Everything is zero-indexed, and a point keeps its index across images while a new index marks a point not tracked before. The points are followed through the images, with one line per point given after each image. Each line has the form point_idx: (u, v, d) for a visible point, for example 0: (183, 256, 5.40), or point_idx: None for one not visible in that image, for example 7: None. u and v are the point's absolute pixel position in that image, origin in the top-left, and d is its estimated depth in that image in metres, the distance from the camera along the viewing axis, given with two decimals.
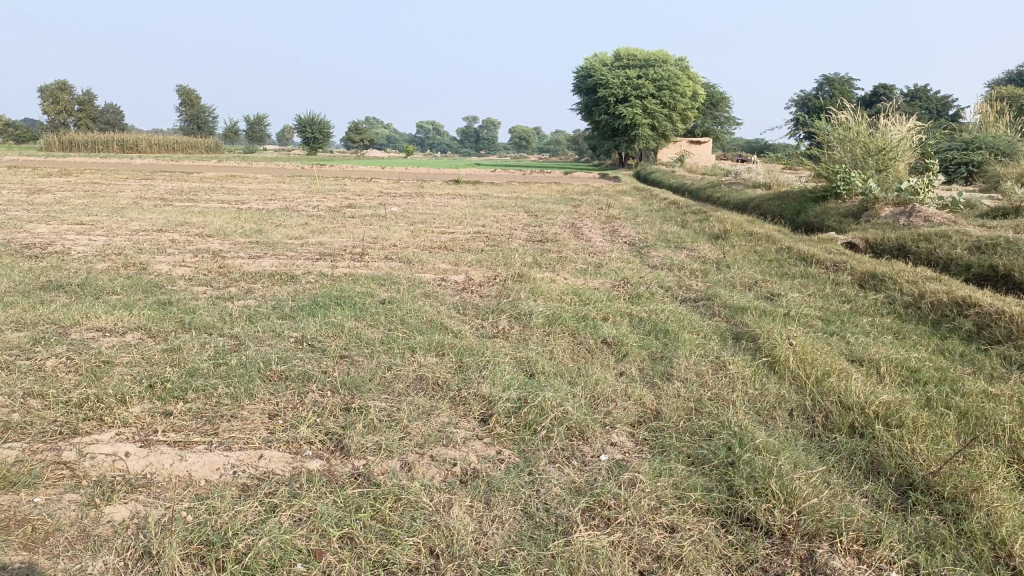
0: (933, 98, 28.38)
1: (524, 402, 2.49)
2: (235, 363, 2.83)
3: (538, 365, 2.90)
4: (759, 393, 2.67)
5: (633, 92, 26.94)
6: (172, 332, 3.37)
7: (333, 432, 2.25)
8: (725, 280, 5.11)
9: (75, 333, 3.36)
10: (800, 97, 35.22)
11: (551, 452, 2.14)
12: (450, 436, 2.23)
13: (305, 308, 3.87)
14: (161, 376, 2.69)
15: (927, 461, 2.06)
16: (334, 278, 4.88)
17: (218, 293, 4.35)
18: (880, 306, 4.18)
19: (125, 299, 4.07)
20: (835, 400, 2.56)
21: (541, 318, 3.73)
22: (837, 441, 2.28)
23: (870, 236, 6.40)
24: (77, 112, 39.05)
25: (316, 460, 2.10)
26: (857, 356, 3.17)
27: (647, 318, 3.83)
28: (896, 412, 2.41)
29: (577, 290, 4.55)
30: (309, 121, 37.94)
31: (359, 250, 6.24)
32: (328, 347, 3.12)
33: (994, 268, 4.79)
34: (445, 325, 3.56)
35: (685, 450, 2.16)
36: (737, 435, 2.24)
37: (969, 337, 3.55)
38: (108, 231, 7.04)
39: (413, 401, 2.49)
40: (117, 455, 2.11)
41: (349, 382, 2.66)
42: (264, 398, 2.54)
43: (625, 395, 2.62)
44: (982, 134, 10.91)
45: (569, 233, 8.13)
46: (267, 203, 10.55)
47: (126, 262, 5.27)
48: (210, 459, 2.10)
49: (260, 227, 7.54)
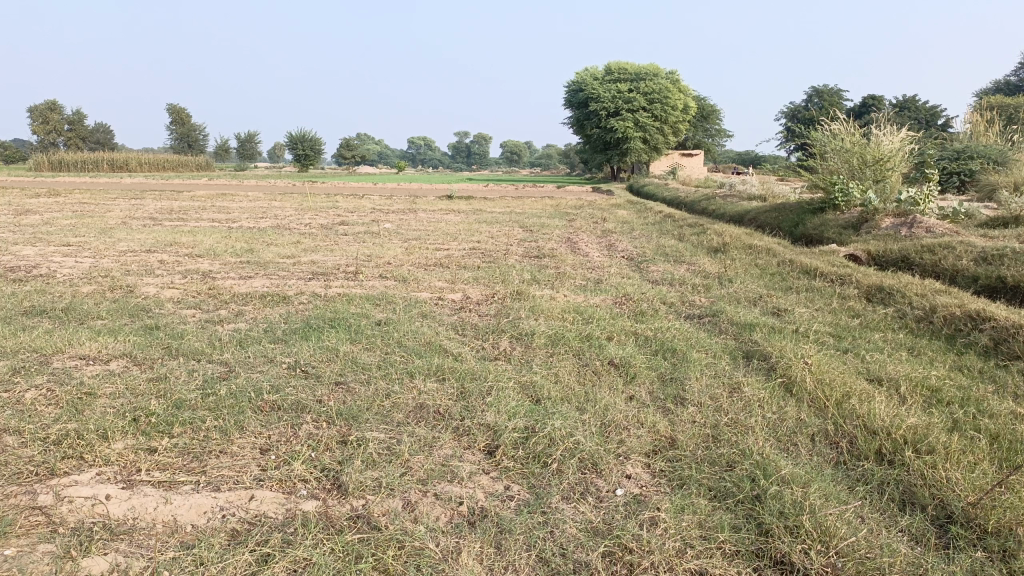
0: (920, 108, 28.61)
1: (532, 431, 2.35)
2: (224, 394, 2.68)
3: (543, 390, 2.76)
4: (777, 417, 2.54)
5: (624, 105, 26.90)
6: (159, 360, 3.22)
7: (330, 468, 2.11)
8: (728, 295, 4.98)
9: (57, 362, 3.21)
10: (791, 109, 35.47)
11: (565, 488, 2.00)
12: (454, 471, 2.09)
13: (298, 331, 3.72)
14: (146, 409, 2.54)
15: (966, 490, 1.93)
16: (328, 298, 4.73)
17: (207, 316, 4.20)
18: (891, 321, 4.06)
19: (110, 324, 3.92)
20: (859, 424, 2.43)
21: (544, 339, 3.60)
22: (866, 470, 2.15)
23: (872, 248, 6.29)
24: (67, 132, 38.89)
25: (311, 500, 1.96)
26: (875, 375, 3.04)
27: (653, 337, 3.70)
28: (925, 436, 2.28)
29: (578, 307, 4.42)
30: (301, 138, 37.56)
31: (353, 269, 6.10)
32: (323, 373, 2.97)
33: (1002, 279, 4.68)
34: (444, 347, 3.43)
35: (706, 482, 2.03)
36: (760, 464, 2.11)
37: (986, 352, 3.43)
38: (96, 252, 6.89)
39: (414, 431, 2.35)
40: (96, 498, 1.96)
41: (346, 412, 2.52)
42: (256, 431, 2.39)
43: (637, 422, 2.48)
44: (973, 143, 10.89)
45: (566, 247, 8.01)
46: (258, 221, 10.44)
47: (113, 285, 5.13)
48: (196, 502, 1.95)
49: (252, 246, 7.38)
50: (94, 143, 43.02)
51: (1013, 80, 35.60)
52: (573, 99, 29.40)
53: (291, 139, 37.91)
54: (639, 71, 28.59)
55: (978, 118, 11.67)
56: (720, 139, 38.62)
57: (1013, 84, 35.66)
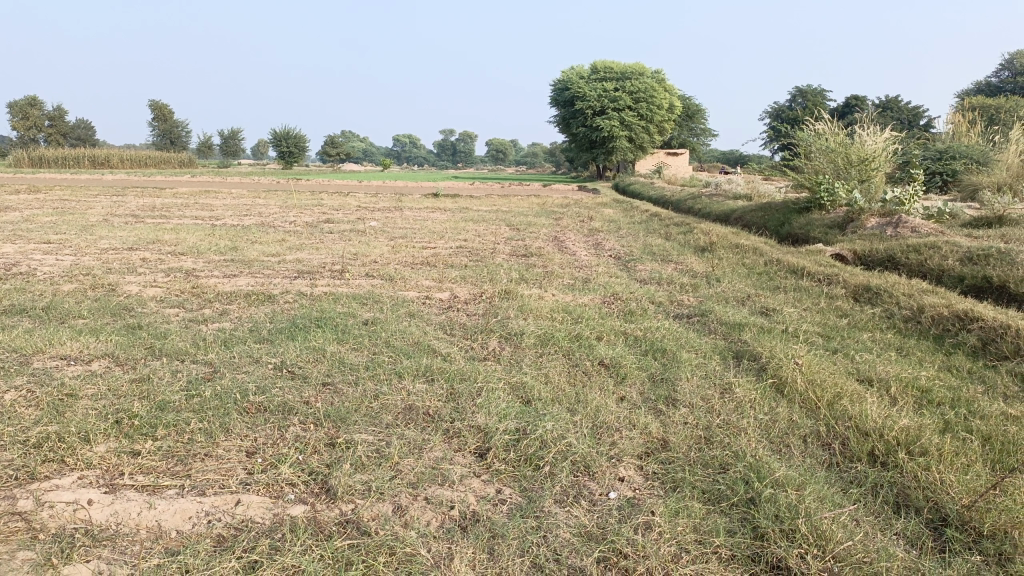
0: (903, 109, 28.86)
1: (523, 433, 2.32)
2: (209, 396, 2.63)
3: (534, 391, 2.73)
4: (769, 418, 2.52)
5: (610, 104, 26.89)
6: (142, 360, 3.17)
7: (318, 472, 2.07)
8: (717, 294, 4.98)
9: (37, 362, 3.15)
10: (776, 108, 35.68)
11: (557, 491, 1.98)
12: (445, 474, 2.06)
13: (284, 331, 3.67)
14: (129, 411, 2.49)
15: (961, 492, 1.92)
16: (314, 297, 4.68)
17: (190, 315, 4.14)
18: (879, 321, 4.07)
19: (92, 323, 3.84)
20: (851, 426, 2.42)
21: (533, 338, 3.57)
22: (859, 472, 2.14)
23: (858, 247, 6.32)
24: (47, 127, 38.41)
25: (299, 505, 1.91)
26: (865, 375, 3.04)
27: (642, 337, 3.68)
28: (918, 438, 2.27)
29: (567, 307, 4.39)
30: (284, 134, 37.50)
31: (338, 267, 6.05)
32: (310, 374, 2.93)
33: (988, 280, 4.70)
34: (432, 347, 3.40)
35: (700, 485, 2.02)
36: (753, 467, 2.09)
37: (974, 353, 3.44)
38: (76, 250, 6.78)
39: (403, 433, 2.31)
40: (79, 503, 1.91)
41: (334, 414, 2.48)
42: (242, 433, 2.35)
43: (629, 423, 2.46)
44: (955, 143, 10.97)
45: (553, 246, 7.99)
46: (242, 219, 10.34)
47: (95, 283, 5.04)
48: (181, 506, 1.91)
49: (236, 244, 7.31)
50: (74, 139, 42.55)
51: (994, 81, 35.93)
52: (559, 98, 29.38)
53: (274, 135, 37.62)
54: (625, 70, 28.62)
55: (960, 119, 11.75)
56: (704, 138, 38.81)
57: (993, 85, 36.06)
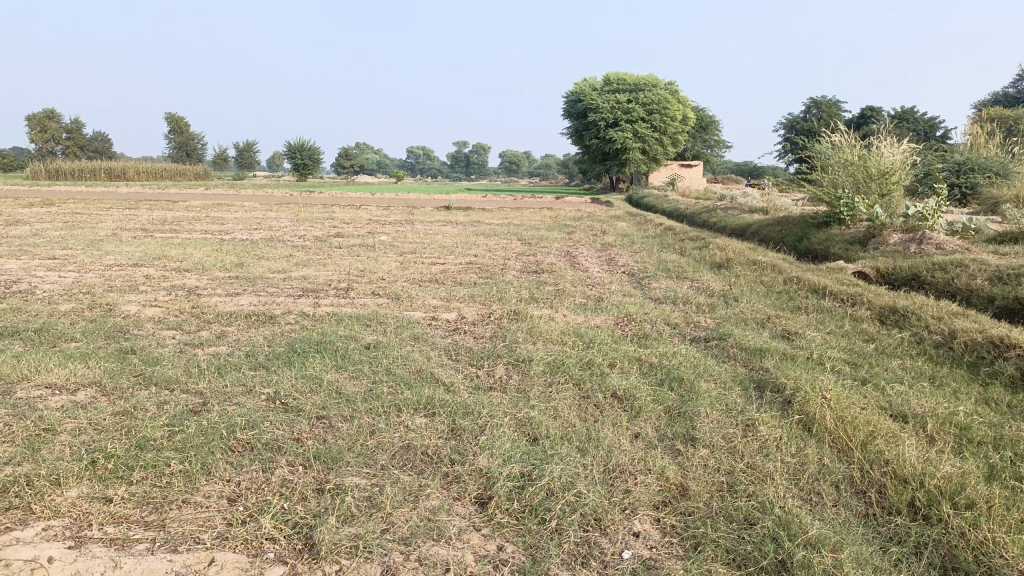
0: (919, 120, 28.54)
1: (528, 479, 2.13)
2: (194, 432, 2.46)
3: (542, 429, 2.53)
4: (796, 462, 2.32)
5: (623, 116, 26.71)
6: (128, 390, 3.00)
7: (304, 523, 1.89)
8: (735, 315, 4.77)
9: (20, 391, 3.00)
10: (790, 120, 35.46)
11: (566, 551, 1.79)
12: (442, 528, 1.87)
13: (281, 356, 3.49)
14: (105, 450, 2.31)
15: (1016, 556, 1.73)
16: (316, 318, 4.52)
17: (187, 338, 3.98)
18: (908, 346, 3.84)
19: (83, 347, 3.69)
20: (888, 471, 2.21)
21: (542, 366, 3.39)
22: (898, 527, 1.94)
23: (881, 265, 6.08)
24: (65, 140, 38.78)
25: (278, 565, 1.73)
26: (897, 411, 2.83)
27: (658, 364, 3.48)
28: (963, 487, 2.05)
29: (578, 330, 4.19)
30: (300, 147, 37.50)
31: (344, 286, 5.88)
32: (304, 407, 2.75)
33: (1020, 301, 4.47)
34: (436, 376, 3.20)
35: (724, 543, 1.83)
36: (783, 522, 1.89)
37: (1013, 383, 3.20)
38: (80, 267, 6.66)
39: (398, 478, 2.13)
40: (37, 561, 1.73)
41: (324, 455, 2.30)
42: (224, 477, 2.18)
43: (644, 467, 2.26)
44: (973, 154, 10.69)
45: (565, 262, 7.79)
46: (251, 233, 10.22)
47: (92, 303, 4.90)
48: (148, 566, 1.73)
49: (241, 260, 7.14)
50: (93, 151, 43.06)
51: (1012, 92, 35.54)
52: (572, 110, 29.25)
53: (292, 150, 37.46)
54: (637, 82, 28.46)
55: (978, 130, 11.48)
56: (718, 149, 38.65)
57: (1011, 96, 35.66)
